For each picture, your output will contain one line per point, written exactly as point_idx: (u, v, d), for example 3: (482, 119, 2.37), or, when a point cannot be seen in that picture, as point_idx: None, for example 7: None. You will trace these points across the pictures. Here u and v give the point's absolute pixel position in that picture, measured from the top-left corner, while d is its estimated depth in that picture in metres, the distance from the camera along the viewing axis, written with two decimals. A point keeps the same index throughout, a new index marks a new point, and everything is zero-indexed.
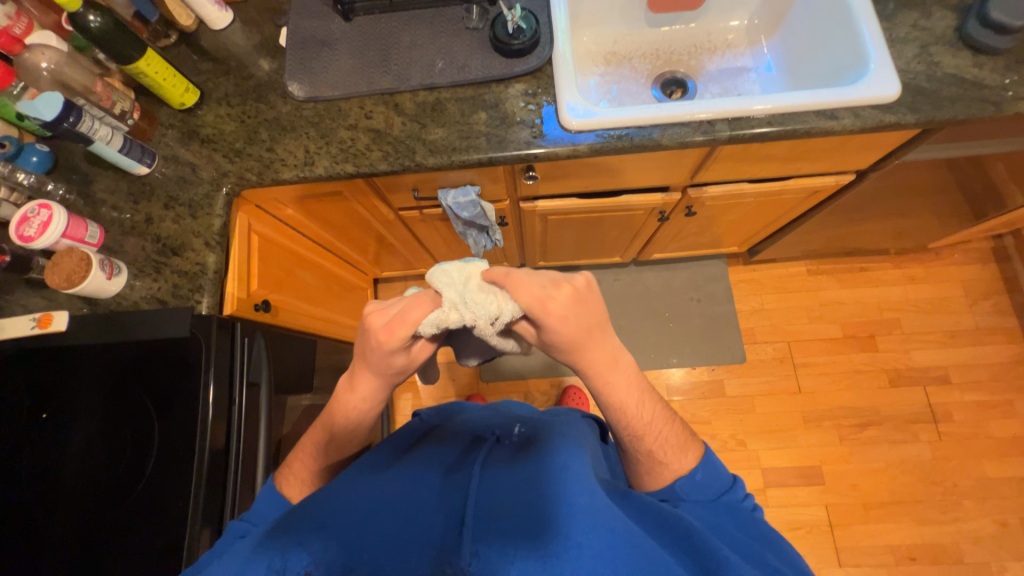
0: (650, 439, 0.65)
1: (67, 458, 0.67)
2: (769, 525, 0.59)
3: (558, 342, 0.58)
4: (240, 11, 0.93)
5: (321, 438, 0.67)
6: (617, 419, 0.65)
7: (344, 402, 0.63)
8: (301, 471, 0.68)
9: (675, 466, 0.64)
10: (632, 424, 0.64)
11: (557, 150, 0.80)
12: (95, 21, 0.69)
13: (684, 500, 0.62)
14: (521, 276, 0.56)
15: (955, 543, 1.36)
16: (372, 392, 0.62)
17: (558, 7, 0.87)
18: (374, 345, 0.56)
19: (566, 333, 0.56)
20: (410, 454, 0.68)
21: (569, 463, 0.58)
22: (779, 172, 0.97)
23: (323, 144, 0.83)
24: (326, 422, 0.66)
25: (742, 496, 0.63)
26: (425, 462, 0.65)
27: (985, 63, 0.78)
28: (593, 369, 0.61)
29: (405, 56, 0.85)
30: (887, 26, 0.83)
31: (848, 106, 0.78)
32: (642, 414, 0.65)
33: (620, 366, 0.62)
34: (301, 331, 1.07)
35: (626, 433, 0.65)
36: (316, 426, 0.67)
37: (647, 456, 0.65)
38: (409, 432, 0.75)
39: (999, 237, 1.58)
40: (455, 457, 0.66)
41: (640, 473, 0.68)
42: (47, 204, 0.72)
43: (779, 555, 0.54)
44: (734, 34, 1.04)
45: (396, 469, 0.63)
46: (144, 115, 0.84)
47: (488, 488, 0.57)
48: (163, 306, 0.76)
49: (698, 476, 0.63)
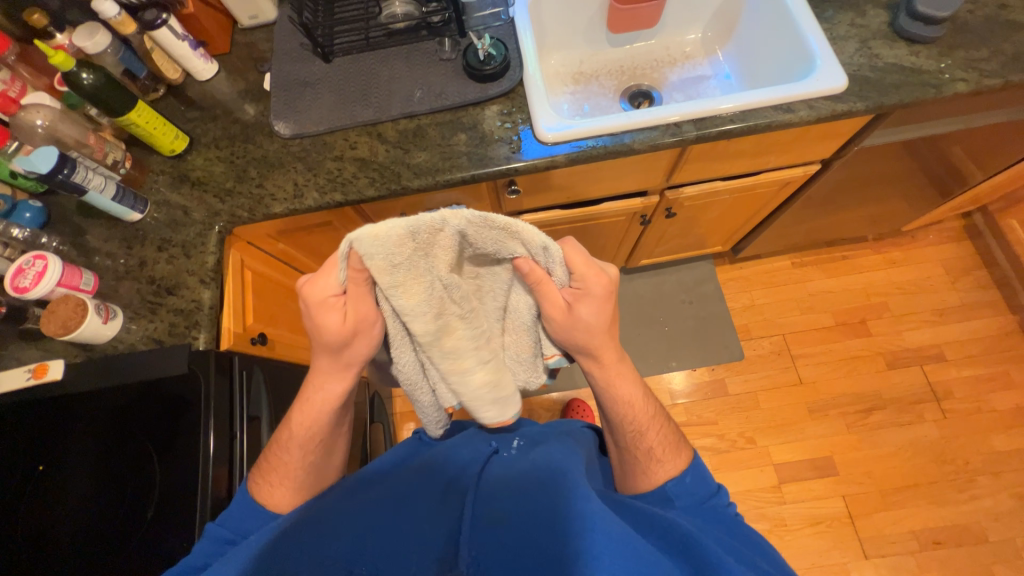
0: (653, 434, 0.66)
1: (66, 506, 0.66)
2: (751, 529, 0.60)
3: (585, 336, 0.60)
4: (225, 62, 0.98)
5: (301, 436, 0.63)
6: (623, 414, 0.66)
7: (312, 395, 0.63)
8: (280, 470, 0.64)
9: (669, 466, 0.65)
10: (637, 417, 0.66)
11: (535, 163, 0.84)
12: (89, 79, 0.72)
13: (673, 505, 0.62)
14: (574, 252, 0.55)
15: (977, 521, 1.34)
16: (330, 368, 0.61)
17: (524, 33, 0.93)
18: (310, 307, 0.55)
19: (600, 312, 0.58)
20: (408, 465, 0.67)
21: (567, 469, 0.59)
22: (747, 168, 1.02)
23: (311, 176, 0.86)
24: (300, 418, 0.63)
25: (725, 501, 0.63)
26: (423, 471, 0.64)
27: (921, 51, 0.85)
28: (605, 363, 0.64)
29: (385, 89, 0.90)
30: (828, 27, 0.90)
31: (802, 100, 0.83)
32: (648, 409, 0.67)
33: (624, 360, 0.66)
34: (297, 364, 1.07)
35: (629, 427, 0.66)
36: (286, 433, 0.64)
37: (644, 454, 0.66)
38: (405, 445, 0.73)
39: (969, 215, 1.65)
40: (454, 465, 0.65)
41: (632, 475, 0.67)
42: (43, 255, 0.73)
43: (763, 558, 0.55)
44: (692, 47, 1.12)
45: (395, 479, 0.63)
46: (136, 164, 0.87)
47: (486, 497, 0.58)
48: (160, 345, 0.77)
49: (687, 479, 0.64)
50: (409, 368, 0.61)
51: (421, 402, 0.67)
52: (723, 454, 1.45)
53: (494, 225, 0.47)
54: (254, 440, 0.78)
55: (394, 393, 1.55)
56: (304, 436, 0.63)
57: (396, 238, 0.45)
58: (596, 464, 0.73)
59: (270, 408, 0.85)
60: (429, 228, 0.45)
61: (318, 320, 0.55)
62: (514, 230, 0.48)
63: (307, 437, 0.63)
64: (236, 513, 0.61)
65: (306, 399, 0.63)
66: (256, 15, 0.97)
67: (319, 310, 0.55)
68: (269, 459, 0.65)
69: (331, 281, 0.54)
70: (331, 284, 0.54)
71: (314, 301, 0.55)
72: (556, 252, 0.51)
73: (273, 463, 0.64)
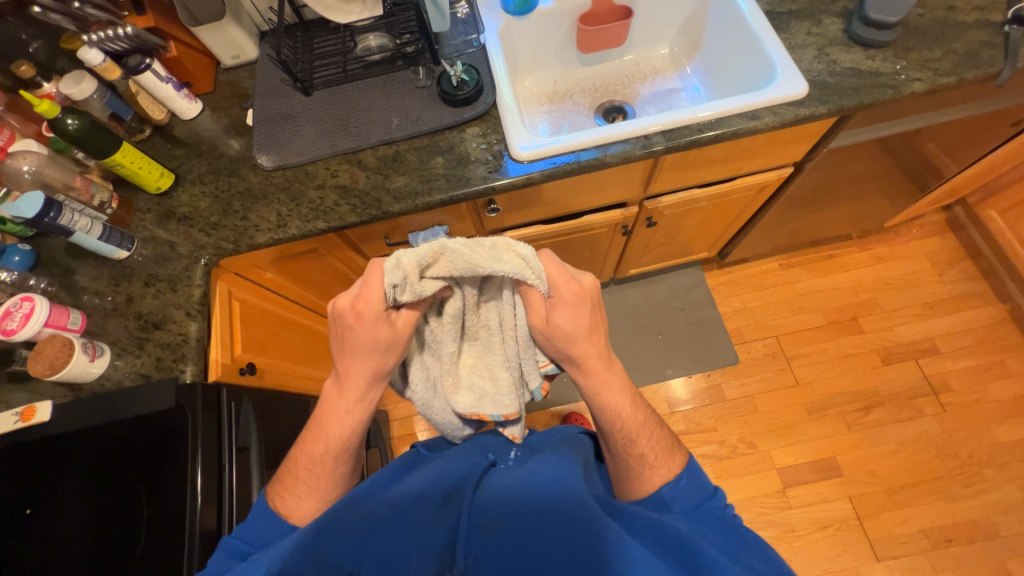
0: (643, 441, 0.63)
1: (57, 551, 0.66)
2: (750, 529, 0.56)
3: (566, 344, 0.58)
4: (209, 101, 1.01)
5: (336, 446, 0.62)
6: (611, 422, 0.63)
7: (343, 405, 0.61)
8: (308, 482, 0.63)
9: (663, 471, 0.62)
10: (626, 425, 0.63)
11: (513, 181, 0.86)
12: (74, 123, 0.74)
13: (669, 511, 0.59)
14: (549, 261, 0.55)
15: (986, 516, 1.32)
16: (367, 387, 0.60)
17: (496, 58, 0.96)
18: (352, 325, 0.55)
19: (578, 316, 0.56)
20: (408, 474, 0.66)
21: (563, 473, 0.59)
22: (722, 175, 1.05)
23: (294, 206, 0.88)
24: (337, 430, 0.61)
25: (723, 503, 0.60)
26: (423, 477, 0.63)
27: (876, 55, 0.88)
28: (587, 369, 0.60)
29: (363, 118, 0.92)
30: (786, 36, 0.93)
31: (766, 107, 0.86)
32: (636, 415, 0.64)
33: (613, 367, 0.62)
34: (288, 392, 1.07)
35: (619, 436, 0.63)
36: (297, 451, 0.65)
37: (636, 460, 0.63)
38: (404, 459, 0.71)
39: (949, 208, 1.68)
40: (456, 467, 0.64)
41: (625, 481, 0.64)
42: (30, 296, 0.74)
43: (760, 557, 0.53)
44: (661, 61, 1.16)
45: (395, 486, 0.62)
46: (123, 204, 0.89)
47: (485, 497, 0.57)
48: (147, 380, 0.77)
49: (682, 482, 0.61)
50: (425, 390, 0.65)
51: (439, 417, 0.70)
52: (724, 461, 1.43)
53: (484, 246, 0.49)
54: (243, 472, 0.78)
55: (390, 417, 1.55)
56: (340, 447, 0.62)
57: (416, 275, 0.49)
58: (596, 470, 0.71)
59: (259, 437, 0.85)
60: (432, 261, 0.49)
61: (369, 334, 0.55)
62: (501, 259, 0.50)
63: (341, 449, 0.62)
64: (254, 526, 0.61)
65: (337, 411, 0.61)
66: (237, 54, 1.01)
67: (371, 326, 0.54)
68: (293, 473, 0.64)
69: (380, 297, 0.53)
70: (375, 300, 0.53)
71: (365, 317, 0.54)
72: (532, 257, 0.51)
73: (300, 476, 0.64)
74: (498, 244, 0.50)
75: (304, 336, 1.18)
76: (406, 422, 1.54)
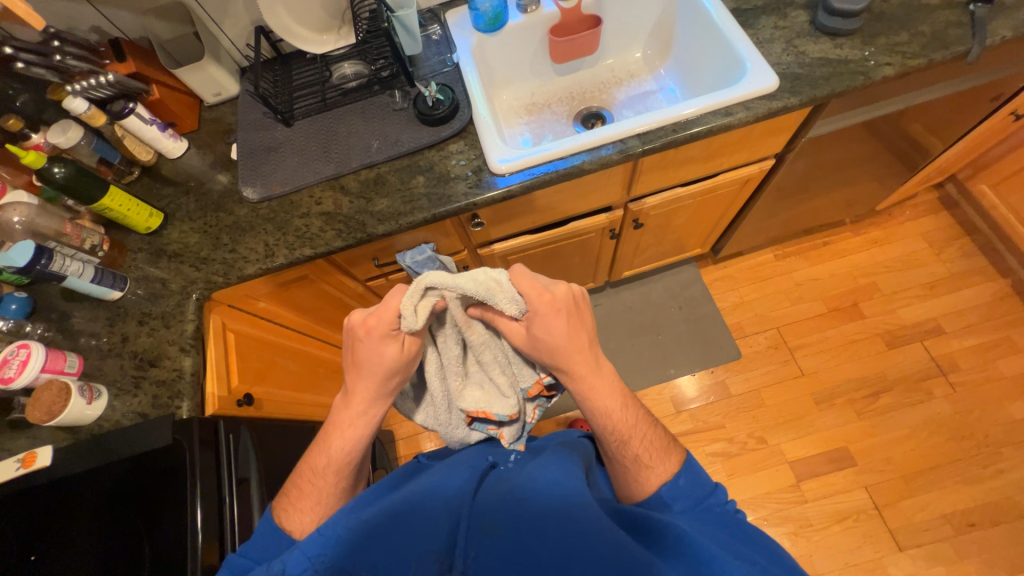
0: (637, 442, 0.60)
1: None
2: (754, 526, 0.55)
3: (551, 351, 0.57)
4: (194, 139, 1.03)
5: (338, 461, 0.60)
6: (602, 425, 0.60)
7: (349, 418, 0.60)
8: (312, 495, 0.61)
9: (660, 470, 0.60)
10: (617, 427, 0.60)
11: (493, 195, 0.87)
12: (60, 172, 0.76)
13: (671, 510, 0.58)
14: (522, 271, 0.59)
15: (1009, 497, 1.28)
16: (372, 403, 0.60)
17: (470, 75, 0.98)
18: (364, 336, 0.57)
19: (556, 327, 0.57)
20: (409, 481, 0.64)
21: (563, 476, 0.57)
22: (704, 172, 1.05)
23: (281, 235, 0.89)
24: (340, 443, 0.60)
25: (724, 499, 0.59)
26: (422, 483, 0.60)
27: (844, 44, 0.89)
28: (574, 373, 0.59)
29: (344, 143, 0.94)
30: (753, 32, 0.94)
31: (739, 102, 0.87)
32: (627, 417, 0.61)
33: (602, 370, 0.60)
34: (288, 420, 1.08)
35: (611, 438, 0.60)
36: (297, 470, 0.63)
37: (632, 462, 0.60)
38: (405, 467, 0.69)
39: (942, 186, 1.68)
40: (455, 473, 0.61)
41: (624, 483, 0.62)
42: (26, 343, 0.75)
43: (762, 552, 0.52)
44: (636, 65, 1.17)
45: (393, 494, 0.59)
46: (114, 245, 0.91)
47: (484, 501, 0.55)
48: (144, 419, 0.77)
49: (681, 481, 0.59)
50: (440, 411, 0.66)
51: (454, 434, 0.69)
52: (734, 458, 1.41)
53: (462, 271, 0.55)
54: (244, 503, 0.78)
55: (396, 436, 1.54)
56: (343, 461, 0.61)
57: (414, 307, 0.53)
58: (599, 471, 0.69)
59: (258, 468, 0.85)
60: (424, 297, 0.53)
61: (377, 351, 0.57)
62: (482, 282, 0.55)
63: (344, 463, 0.61)
64: (260, 542, 0.61)
65: (342, 425, 0.60)
66: (220, 91, 1.04)
67: (378, 343, 0.56)
68: (297, 486, 0.62)
69: (391, 315, 0.56)
70: (388, 318, 0.56)
71: (378, 333, 0.56)
72: (505, 279, 0.57)
73: (304, 490, 0.62)
74: (476, 272, 0.56)
75: (302, 363, 1.19)
76: (411, 440, 1.53)
